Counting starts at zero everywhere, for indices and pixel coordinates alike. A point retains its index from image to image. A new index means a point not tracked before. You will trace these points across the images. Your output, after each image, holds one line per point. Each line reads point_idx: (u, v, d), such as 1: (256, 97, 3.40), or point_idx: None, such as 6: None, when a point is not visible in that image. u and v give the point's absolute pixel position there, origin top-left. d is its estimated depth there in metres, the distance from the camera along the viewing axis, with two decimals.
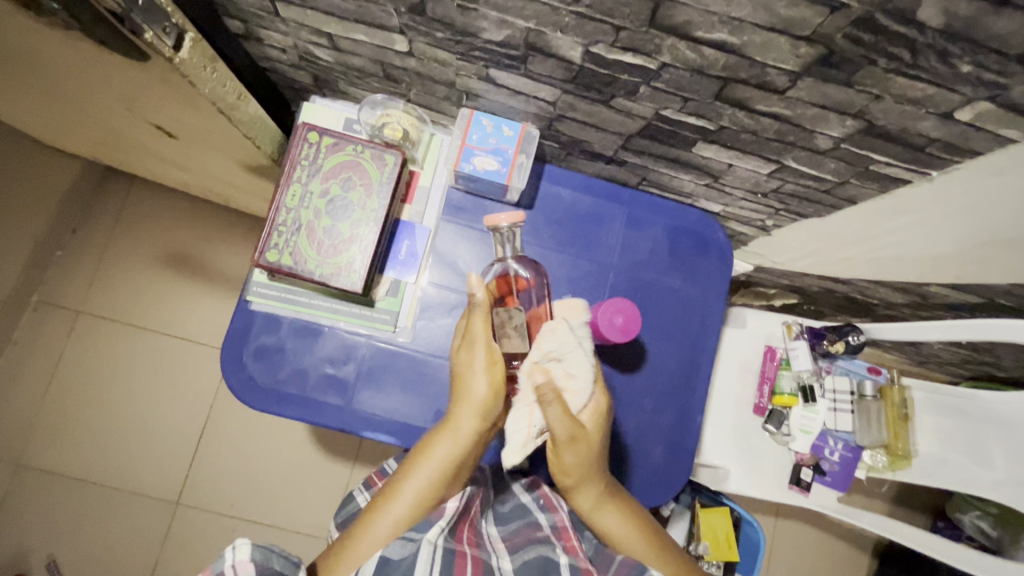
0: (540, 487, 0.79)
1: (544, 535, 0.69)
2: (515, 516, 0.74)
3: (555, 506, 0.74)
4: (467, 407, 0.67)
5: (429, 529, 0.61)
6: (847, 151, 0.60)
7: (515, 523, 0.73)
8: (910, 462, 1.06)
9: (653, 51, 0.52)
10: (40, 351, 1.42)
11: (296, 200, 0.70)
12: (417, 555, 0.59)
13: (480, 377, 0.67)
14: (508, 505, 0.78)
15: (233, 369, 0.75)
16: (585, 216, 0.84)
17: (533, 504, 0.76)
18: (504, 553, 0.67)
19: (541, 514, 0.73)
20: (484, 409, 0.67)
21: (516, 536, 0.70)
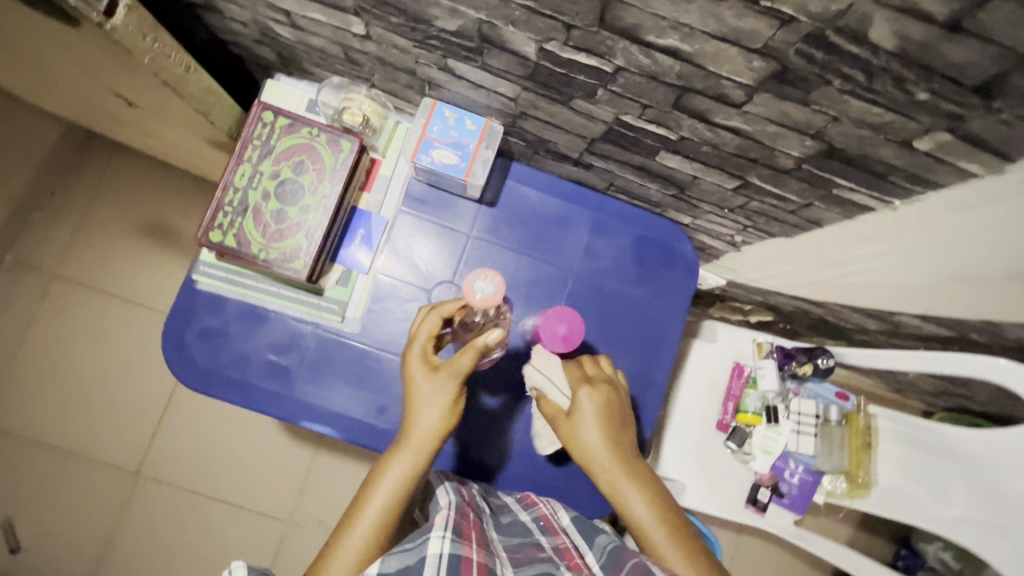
0: (539, 509, 0.72)
1: (547, 555, 0.60)
2: (516, 531, 0.66)
3: (557, 530, 0.67)
4: (417, 430, 0.62)
5: (429, 541, 0.55)
6: (810, 172, 0.57)
7: (517, 538, 0.64)
8: (868, 491, 1.05)
9: (606, 53, 0.50)
10: (8, 312, 1.41)
11: (245, 179, 0.69)
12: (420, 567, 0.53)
13: (430, 401, 0.62)
14: (506, 517, 0.70)
15: (174, 349, 0.74)
16: (549, 219, 0.82)
17: (532, 525, 0.68)
18: (507, 566, 0.57)
19: (541, 536, 0.65)
20: (437, 430, 0.62)
21: (518, 551, 0.61)
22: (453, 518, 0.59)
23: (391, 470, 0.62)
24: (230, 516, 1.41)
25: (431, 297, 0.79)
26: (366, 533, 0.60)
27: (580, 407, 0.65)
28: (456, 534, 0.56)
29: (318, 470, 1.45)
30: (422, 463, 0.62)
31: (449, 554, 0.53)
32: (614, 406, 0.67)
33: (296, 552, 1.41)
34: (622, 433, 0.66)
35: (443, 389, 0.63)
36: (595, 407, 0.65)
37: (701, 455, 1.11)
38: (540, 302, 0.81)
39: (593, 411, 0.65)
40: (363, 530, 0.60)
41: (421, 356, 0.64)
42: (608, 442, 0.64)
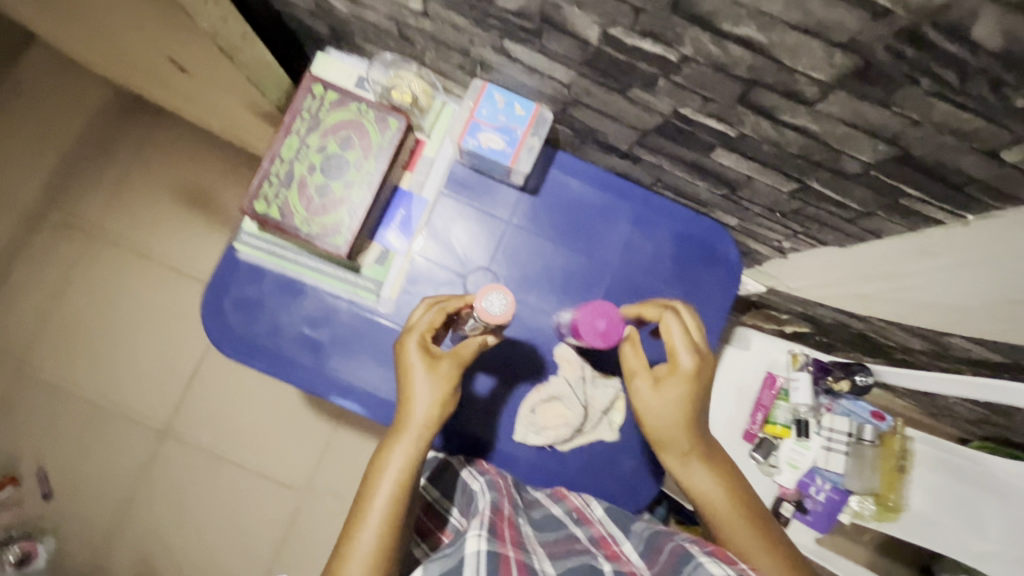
0: (570, 502, 0.73)
1: (584, 546, 0.61)
2: (549, 523, 0.67)
3: (590, 520, 0.68)
4: (414, 415, 0.62)
5: (466, 542, 0.54)
6: (877, 179, 0.55)
7: (551, 531, 0.64)
8: (898, 515, 1.02)
9: (674, 40, 0.48)
10: (51, 268, 1.45)
11: (291, 151, 0.69)
12: (460, 567, 0.52)
13: (425, 387, 0.62)
14: (539, 512, 0.69)
15: (212, 315, 0.75)
16: (590, 210, 0.80)
17: (565, 517, 0.68)
18: (544, 557, 0.57)
19: (575, 527, 0.66)
20: (434, 416, 0.62)
21: (553, 545, 0.61)
22: (487, 517, 0.59)
23: (391, 461, 0.60)
24: (249, 482, 1.44)
25: (466, 283, 0.78)
26: (376, 528, 0.57)
27: (677, 372, 0.65)
28: (492, 532, 0.55)
29: (337, 445, 1.48)
30: (420, 449, 0.61)
31: (488, 551, 0.53)
32: (708, 377, 0.66)
33: (311, 522, 1.44)
34: (705, 402, 0.66)
35: (439, 377, 0.63)
36: (693, 374, 0.65)
37: None
38: (575, 296, 0.79)
39: (687, 378, 0.65)
40: (373, 524, 0.57)
41: (419, 346, 0.64)
42: (690, 411, 0.65)
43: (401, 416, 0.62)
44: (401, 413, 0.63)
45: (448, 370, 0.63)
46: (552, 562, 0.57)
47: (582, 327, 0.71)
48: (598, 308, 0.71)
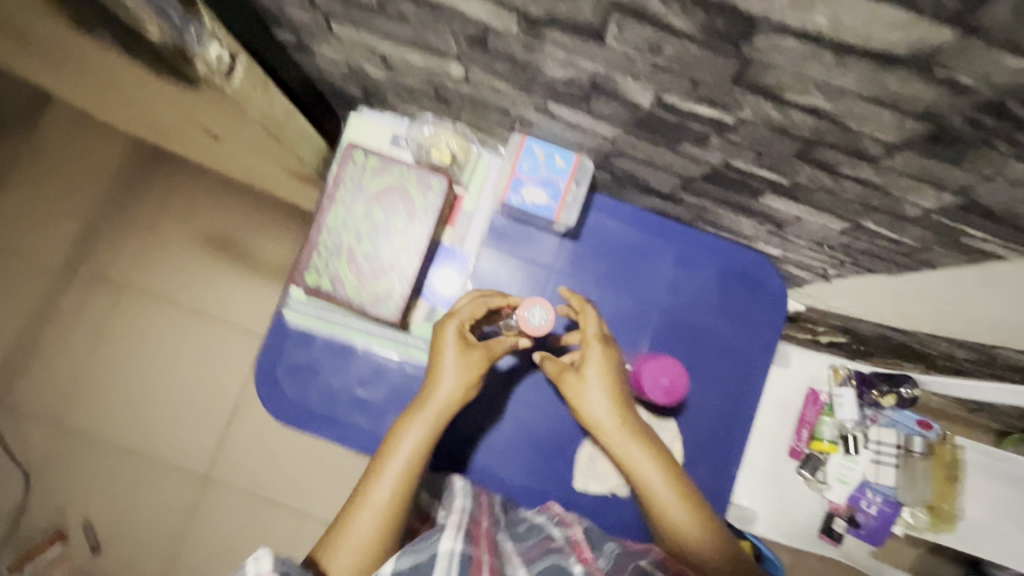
0: (554, 510, 0.73)
1: (558, 546, 0.61)
2: (530, 530, 0.67)
3: (570, 524, 0.68)
4: (439, 394, 0.65)
5: (438, 539, 0.57)
6: (936, 221, 0.54)
7: (531, 537, 0.65)
8: (954, 525, 1.00)
9: (732, 106, 0.47)
10: (81, 322, 1.46)
11: (338, 221, 0.69)
12: (433, 562, 0.54)
13: (452, 372, 0.65)
14: (523, 525, 0.69)
15: (266, 384, 0.76)
16: (631, 251, 0.80)
17: (547, 524, 0.68)
18: (518, 563, 0.58)
19: (555, 530, 0.66)
20: (455, 399, 0.65)
21: (530, 548, 0.62)
22: (463, 523, 0.62)
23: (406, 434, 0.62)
24: (292, 522, 1.45)
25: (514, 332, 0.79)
26: (390, 490, 0.60)
27: (588, 361, 0.69)
28: (465, 535, 0.58)
29: None
30: (437, 429, 0.64)
31: (460, 551, 0.56)
32: (617, 365, 0.71)
33: None
34: (624, 388, 0.70)
35: (468, 364, 0.66)
36: (602, 362, 0.69)
37: (778, 485, 1.09)
38: (623, 338, 0.79)
39: (600, 365, 0.69)
40: (387, 485, 0.60)
41: (456, 332, 0.67)
42: (612, 394, 0.68)
43: (425, 394, 0.65)
44: (425, 390, 0.65)
45: (477, 357, 0.67)
46: (524, 566, 0.57)
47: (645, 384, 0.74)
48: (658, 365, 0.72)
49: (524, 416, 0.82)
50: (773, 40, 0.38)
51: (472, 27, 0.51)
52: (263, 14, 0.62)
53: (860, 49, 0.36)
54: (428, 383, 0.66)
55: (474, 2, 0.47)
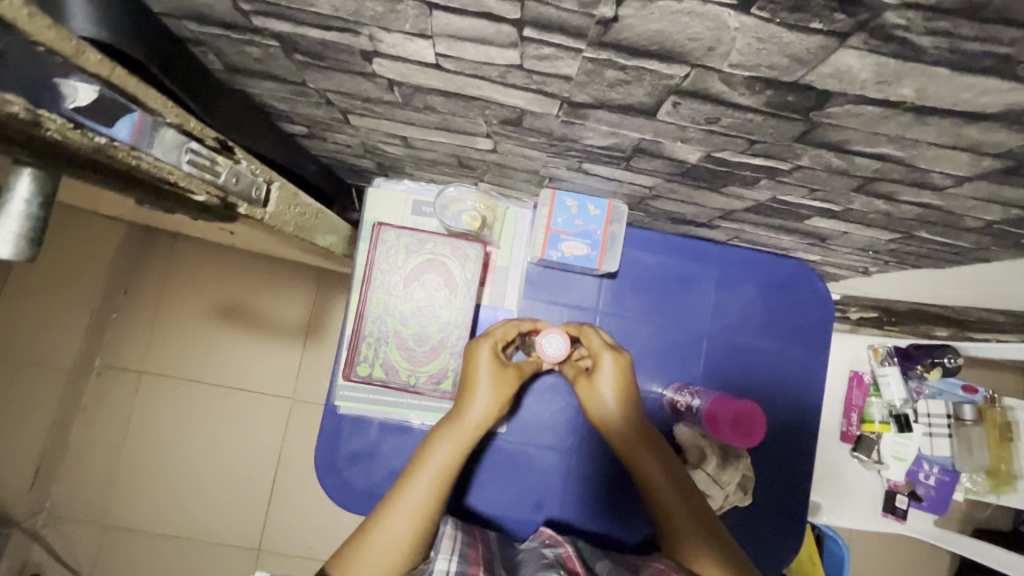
0: (545, 534, 0.69)
1: (549, 562, 0.58)
2: (523, 559, 0.62)
3: (561, 543, 0.65)
4: (470, 412, 0.64)
5: (434, 563, 0.53)
6: (998, 230, 0.53)
7: (522, 561, 0.62)
8: (1014, 486, 1.01)
9: (790, 157, 0.46)
10: (108, 415, 1.43)
11: (380, 307, 0.68)
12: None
13: (486, 389, 0.65)
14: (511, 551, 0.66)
15: (330, 476, 0.74)
16: (672, 281, 0.79)
17: (538, 545, 0.66)
18: None
19: (546, 550, 0.63)
20: (488, 416, 0.64)
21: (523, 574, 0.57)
22: (459, 543, 0.57)
23: (440, 446, 0.62)
24: None
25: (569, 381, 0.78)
26: (420, 496, 0.58)
27: (600, 369, 0.70)
28: (462, 557, 0.54)
29: None
30: (469, 446, 0.63)
31: (456, 571, 0.51)
32: (630, 373, 0.71)
33: None
34: (636, 397, 0.71)
35: (504, 382, 0.66)
36: (615, 370, 0.69)
37: (829, 468, 1.08)
38: (677, 369, 0.79)
39: (611, 374, 0.69)
40: (418, 492, 0.59)
41: (490, 352, 0.66)
42: (623, 400, 0.69)
43: (460, 408, 0.64)
44: (458, 405, 0.65)
45: (512, 375, 0.66)
46: None
47: (721, 424, 0.67)
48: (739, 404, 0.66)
49: (543, 437, 0.78)
50: (847, 108, 0.36)
51: (507, 112, 0.49)
52: (274, 115, 0.60)
53: (944, 110, 0.34)
54: (462, 396, 0.65)
55: (512, 92, 0.45)
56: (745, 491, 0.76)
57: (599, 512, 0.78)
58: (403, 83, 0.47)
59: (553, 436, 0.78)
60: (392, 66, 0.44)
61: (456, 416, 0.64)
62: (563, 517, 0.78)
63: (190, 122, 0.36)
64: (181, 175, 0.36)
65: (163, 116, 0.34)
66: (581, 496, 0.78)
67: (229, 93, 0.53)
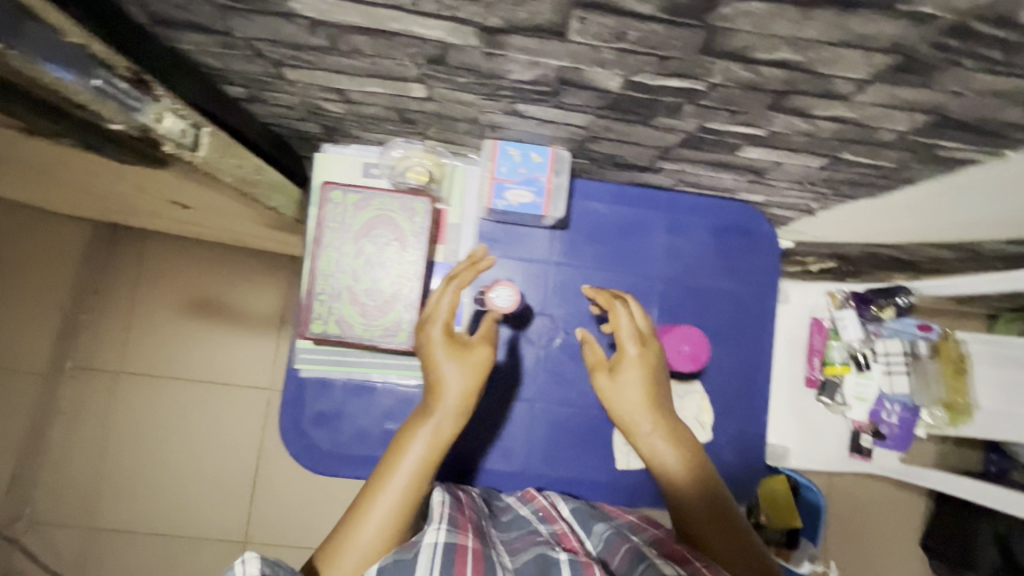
0: (538, 501, 0.72)
1: (544, 539, 0.60)
2: (516, 524, 0.66)
3: (554, 518, 0.67)
4: (442, 406, 0.58)
5: (424, 533, 0.55)
6: (913, 142, 0.56)
7: (515, 531, 0.64)
8: (971, 417, 1.02)
9: (702, 74, 0.48)
10: (84, 419, 1.41)
11: (331, 265, 0.68)
12: (417, 557, 0.52)
13: (461, 371, 0.59)
14: (507, 516, 0.69)
15: (295, 440, 0.75)
16: (623, 229, 0.80)
17: (532, 516, 0.68)
18: (506, 556, 0.57)
19: (541, 525, 0.65)
20: (463, 402, 0.58)
21: (514, 541, 0.61)
22: (449, 515, 0.60)
23: (413, 443, 0.57)
24: None
25: (527, 333, 0.79)
26: (391, 503, 0.55)
27: (623, 363, 0.63)
28: (450, 525, 0.57)
29: None
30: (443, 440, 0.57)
31: (443, 542, 0.54)
32: (659, 367, 0.63)
33: None
34: (665, 391, 0.64)
35: (473, 361, 0.60)
36: (640, 363, 0.63)
37: (794, 414, 1.11)
38: None
39: (636, 367, 0.62)
40: (388, 497, 0.55)
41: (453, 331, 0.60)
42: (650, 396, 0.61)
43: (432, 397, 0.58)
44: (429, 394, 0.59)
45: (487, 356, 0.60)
46: (513, 559, 0.56)
47: (672, 355, 0.73)
48: (684, 334, 0.73)
49: (508, 391, 0.79)
50: (736, 7, 0.38)
51: (430, 47, 0.50)
52: (207, 73, 0.60)
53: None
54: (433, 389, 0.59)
55: (429, 23, 0.46)
56: (705, 426, 0.81)
57: (566, 458, 0.79)
58: (324, 22, 0.48)
59: (514, 388, 0.79)
60: (310, 2, 0.45)
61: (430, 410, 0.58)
62: (531, 466, 0.79)
63: (97, 45, 0.38)
64: (90, 98, 0.38)
65: (65, 36, 0.35)
66: (546, 445, 0.79)
67: (160, 49, 0.54)
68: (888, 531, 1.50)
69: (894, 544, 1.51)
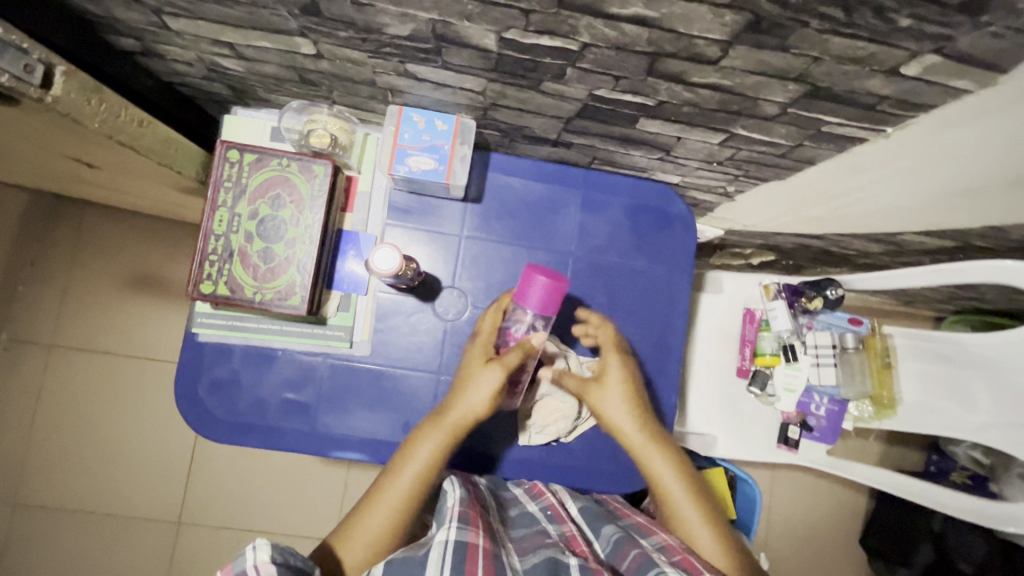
0: (546, 499, 0.73)
1: (553, 541, 0.61)
2: (523, 522, 0.68)
3: (563, 518, 0.68)
4: (456, 413, 0.66)
5: (436, 532, 0.56)
6: (797, 115, 0.56)
7: (524, 530, 0.66)
8: (894, 410, 1.06)
9: (570, 32, 0.48)
10: (16, 392, 1.34)
11: (224, 225, 0.67)
12: (427, 555, 0.54)
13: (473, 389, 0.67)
14: (515, 512, 0.71)
15: (189, 406, 0.73)
16: (537, 205, 0.80)
17: (540, 513, 0.70)
18: (514, 556, 0.58)
19: (549, 524, 0.66)
20: (475, 415, 0.66)
21: (524, 543, 0.62)
22: (458, 510, 0.60)
23: (422, 444, 0.65)
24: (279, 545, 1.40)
25: (435, 306, 0.78)
26: (401, 490, 0.63)
27: (610, 379, 0.71)
28: (462, 523, 0.57)
29: (355, 487, 1.43)
30: (451, 442, 0.65)
31: (455, 540, 0.55)
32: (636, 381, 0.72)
33: None
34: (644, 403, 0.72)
35: (488, 379, 0.66)
36: (623, 376, 0.71)
37: (725, 403, 1.11)
38: None
39: (620, 384, 0.71)
40: (399, 485, 0.63)
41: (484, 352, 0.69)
42: (634, 407, 0.70)
43: (446, 406, 0.67)
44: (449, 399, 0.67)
45: (498, 372, 0.66)
46: (522, 559, 0.58)
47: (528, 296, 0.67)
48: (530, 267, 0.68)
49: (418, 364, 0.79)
50: None
51: None
52: (89, 21, 0.58)
53: None
54: (451, 396, 0.68)
55: None
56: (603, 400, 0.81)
57: None
58: None
59: (421, 361, 0.77)
60: None
61: (442, 413, 0.66)
62: None
63: None
64: None
65: None
66: None
67: None
68: (827, 530, 1.51)
69: (835, 542, 1.51)
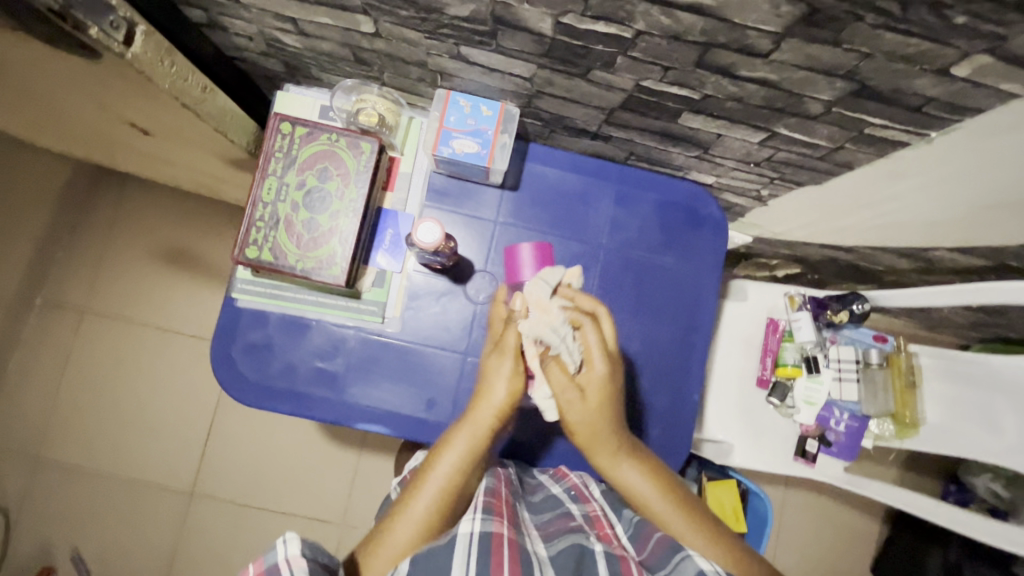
0: (569, 479, 0.75)
1: (578, 524, 0.63)
2: (547, 505, 0.69)
3: (587, 498, 0.70)
4: (482, 407, 0.64)
5: (459, 523, 0.56)
6: (841, 115, 0.57)
7: (549, 513, 0.67)
8: (916, 430, 1.05)
9: (626, 19, 0.49)
10: (46, 353, 1.39)
11: (272, 193, 0.69)
12: (450, 545, 0.54)
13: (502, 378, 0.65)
14: (538, 496, 0.73)
15: (223, 367, 0.75)
16: (572, 197, 0.81)
17: (564, 496, 0.71)
18: (538, 541, 0.60)
19: (573, 505, 0.68)
20: (502, 411, 0.65)
21: (549, 526, 0.63)
22: (481, 500, 0.60)
23: (445, 454, 0.62)
24: (285, 525, 1.41)
25: (466, 289, 0.79)
26: (423, 507, 0.59)
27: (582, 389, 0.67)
28: (487, 513, 0.57)
29: (365, 472, 1.45)
30: (479, 444, 0.63)
31: (480, 532, 0.55)
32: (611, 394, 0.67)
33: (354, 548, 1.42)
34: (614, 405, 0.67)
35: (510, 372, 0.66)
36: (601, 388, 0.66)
37: (743, 412, 1.11)
38: None
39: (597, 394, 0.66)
40: (424, 497, 0.59)
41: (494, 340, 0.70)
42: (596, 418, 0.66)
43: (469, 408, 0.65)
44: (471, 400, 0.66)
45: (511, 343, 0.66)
46: (546, 545, 0.59)
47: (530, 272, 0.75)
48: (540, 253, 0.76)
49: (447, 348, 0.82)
50: None
51: None
52: None
53: None
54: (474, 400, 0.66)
55: None
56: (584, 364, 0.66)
57: None
58: None
59: (448, 340, 0.79)
60: None
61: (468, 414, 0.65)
62: (452, 417, 0.77)
63: None
64: None
65: None
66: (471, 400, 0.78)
67: None
68: (837, 554, 1.48)
69: (845, 567, 1.48)
